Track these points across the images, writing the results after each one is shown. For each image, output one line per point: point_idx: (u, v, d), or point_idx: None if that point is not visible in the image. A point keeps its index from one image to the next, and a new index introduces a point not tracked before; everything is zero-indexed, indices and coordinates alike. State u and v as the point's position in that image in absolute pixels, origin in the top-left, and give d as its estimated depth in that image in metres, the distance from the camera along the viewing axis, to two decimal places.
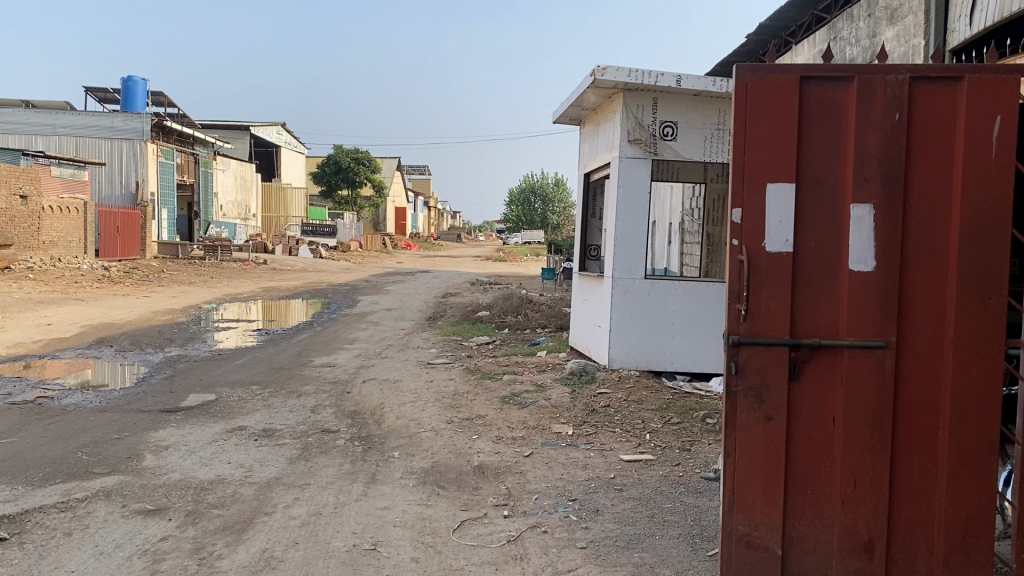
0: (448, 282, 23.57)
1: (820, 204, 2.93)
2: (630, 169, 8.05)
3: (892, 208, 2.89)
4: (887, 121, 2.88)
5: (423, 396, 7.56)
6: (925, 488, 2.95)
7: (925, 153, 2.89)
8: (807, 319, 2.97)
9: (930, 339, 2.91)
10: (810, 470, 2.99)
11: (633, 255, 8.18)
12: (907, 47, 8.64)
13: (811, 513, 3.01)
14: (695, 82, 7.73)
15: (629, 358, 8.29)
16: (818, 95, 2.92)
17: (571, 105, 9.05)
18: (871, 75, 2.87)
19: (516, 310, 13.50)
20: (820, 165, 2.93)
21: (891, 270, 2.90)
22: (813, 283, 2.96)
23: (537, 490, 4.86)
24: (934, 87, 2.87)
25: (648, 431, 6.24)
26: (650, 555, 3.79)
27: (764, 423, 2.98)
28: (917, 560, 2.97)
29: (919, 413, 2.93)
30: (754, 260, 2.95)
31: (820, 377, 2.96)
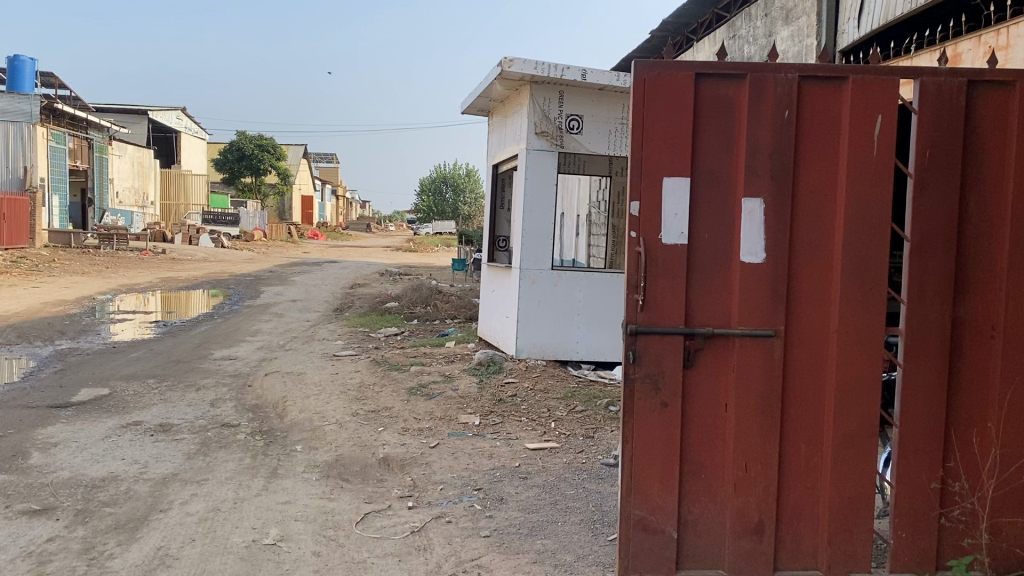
0: (356, 272, 23.16)
1: (713, 197, 3.02)
2: (537, 161, 8.12)
3: (780, 203, 3.00)
4: (777, 118, 2.98)
5: (328, 389, 7.48)
6: (812, 471, 3.09)
7: (813, 150, 3.01)
8: (701, 308, 3.06)
9: (816, 329, 3.05)
10: (704, 454, 3.09)
11: (541, 246, 8.25)
12: (800, 46, 8.98)
13: (704, 497, 3.11)
14: (599, 77, 7.89)
15: (536, 348, 8.36)
16: (712, 92, 3.01)
17: (479, 96, 9.07)
18: (762, 74, 2.97)
19: (425, 302, 13.48)
20: (713, 162, 3.02)
21: (780, 262, 3.01)
22: (707, 274, 3.05)
23: (443, 480, 4.87)
24: (821, 87, 3.00)
25: (553, 420, 6.33)
26: (552, 542, 3.84)
27: (659, 409, 3.05)
28: (803, 539, 3.12)
29: (806, 398, 3.07)
30: (652, 252, 3.02)
31: (712, 365, 3.06)
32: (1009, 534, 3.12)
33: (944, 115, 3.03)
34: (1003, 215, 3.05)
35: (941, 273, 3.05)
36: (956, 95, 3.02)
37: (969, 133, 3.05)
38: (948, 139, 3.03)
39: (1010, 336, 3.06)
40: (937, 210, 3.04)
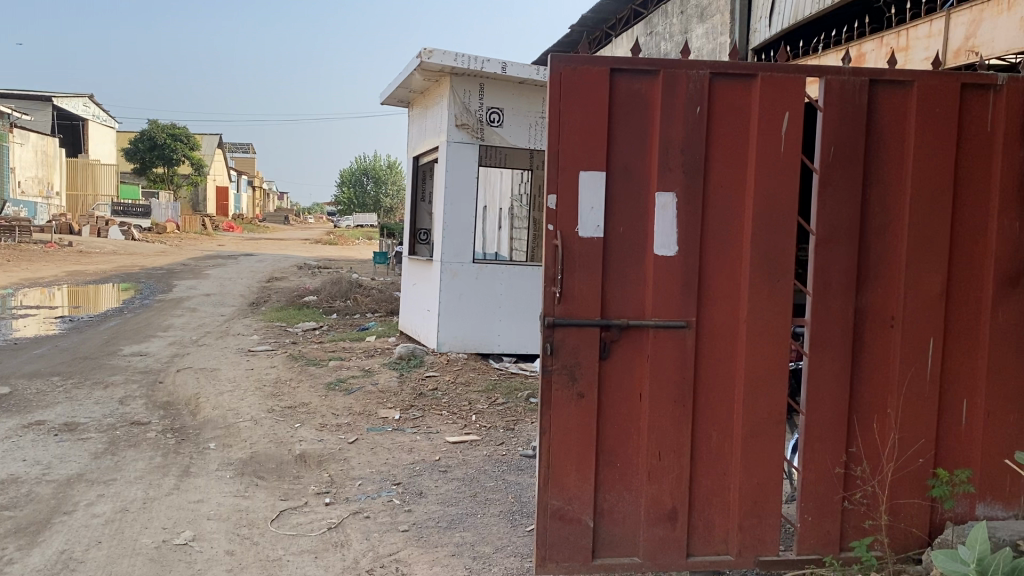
0: (273, 266, 22.70)
1: (628, 190, 3.06)
2: (457, 153, 8.09)
3: (692, 196, 3.06)
4: (689, 113, 3.04)
5: (243, 385, 7.32)
6: (723, 458, 3.18)
7: (724, 145, 3.09)
8: (616, 300, 3.09)
9: (727, 320, 3.13)
10: (620, 444, 3.14)
11: (462, 239, 8.22)
12: (714, 44, 9.16)
13: (620, 485, 3.15)
14: (519, 70, 7.92)
15: (457, 342, 8.33)
16: (626, 86, 3.04)
17: (399, 87, 8.99)
18: (674, 70, 3.03)
19: (344, 295, 13.32)
20: (628, 156, 3.06)
21: (692, 254, 3.08)
22: (622, 266, 3.08)
23: (361, 475, 4.82)
24: (731, 83, 3.07)
25: (474, 412, 6.34)
26: (471, 534, 3.85)
27: (576, 400, 3.07)
28: (714, 525, 3.20)
29: (717, 386, 3.15)
30: (568, 245, 3.03)
31: (628, 355, 3.10)
32: (905, 514, 3.28)
33: (848, 112, 3.14)
34: (902, 211, 3.19)
35: (844, 265, 3.16)
36: (859, 93, 3.13)
37: (872, 131, 3.17)
38: (852, 136, 3.14)
39: (908, 326, 3.21)
40: (841, 204, 3.15)
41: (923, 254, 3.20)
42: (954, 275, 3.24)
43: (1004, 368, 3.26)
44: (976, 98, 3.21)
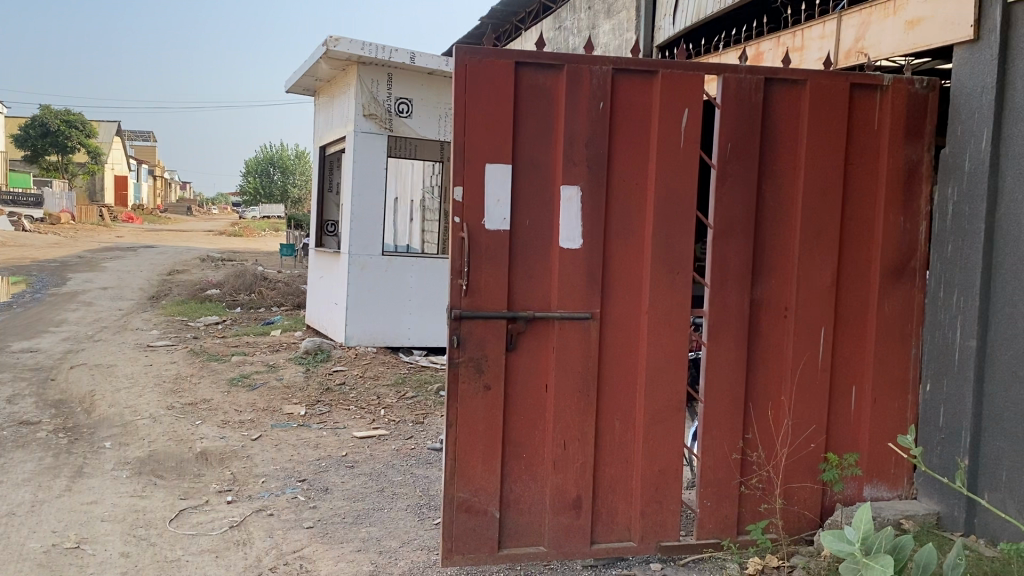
0: (175, 258, 21.97)
1: (533, 183, 3.08)
2: (365, 144, 7.98)
3: (596, 190, 3.11)
4: (593, 109, 3.08)
5: (141, 381, 7.07)
6: (626, 447, 3.24)
7: (626, 140, 3.14)
8: (522, 292, 3.11)
9: (628, 311, 3.20)
10: (526, 435, 3.16)
11: (370, 231, 8.10)
12: (620, 40, 9.27)
13: (526, 476, 3.18)
14: (428, 60, 7.87)
15: (366, 335, 8.23)
16: (530, 80, 3.05)
17: (304, 75, 8.82)
18: (578, 65, 3.06)
19: (249, 288, 13.01)
20: (532, 149, 3.07)
21: (596, 247, 3.12)
22: (528, 258, 3.10)
23: (265, 472, 4.73)
24: (632, 79, 3.13)
25: (383, 406, 6.29)
26: (377, 529, 3.83)
27: (482, 392, 3.07)
28: (617, 511, 3.27)
29: (620, 376, 3.21)
30: (474, 237, 3.03)
31: (533, 347, 3.13)
32: (799, 498, 3.41)
33: (745, 109, 3.23)
34: (795, 206, 3.32)
35: (741, 258, 3.26)
36: (754, 91, 3.23)
37: (767, 128, 3.28)
38: (749, 133, 3.24)
39: (801, 316, 3.34)
40: (738, 199, 3.25)
41: (815, 247, 3.33)
42: (843, 268, 3.39)
43: (889, 356, 3.44)
44: (864, 98, 3.36)
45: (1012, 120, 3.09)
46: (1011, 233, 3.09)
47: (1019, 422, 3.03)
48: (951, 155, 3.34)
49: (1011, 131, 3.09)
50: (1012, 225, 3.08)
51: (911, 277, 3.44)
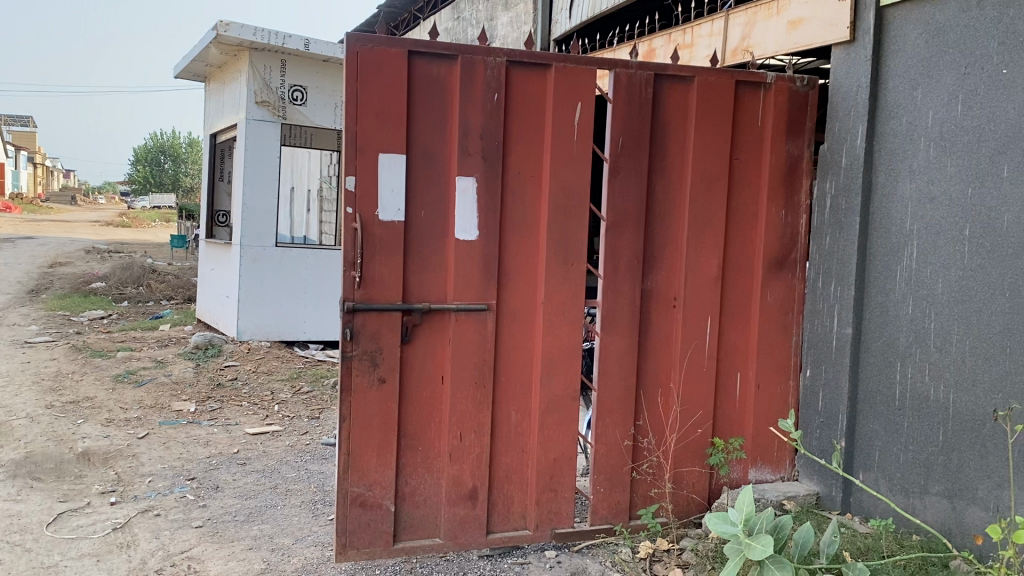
0: (56, 251, 20.89)
1: (428, 174, 3.06)
2: (258, 132, 7.78)
3: (491, 181, 3.11)
4: (487, 100, 3.08)
5: (17, 379, 6.71)
6: (521, 437, 3.27)
7: (520, 132, 3.16)
8: (417, 284, 3.09)
9: (523, 302, 3.23)
10: (421, 427, 3.14)
11: (263, 222, 7.90)
12: (518, 33, 9.27)
13: (421, 468, 3.16)
14: (323, 48, 7.72)
15: (259, 329, 8.02)
16: (423, 70, 3.02)
17: (193, 61, 8.53)
18: (472, 56, 3.04)
19: (137, 282, 12.50)
20: (427, 139, 3.05)
21: (491, 239, 3.13)
22: (423, 249, 3.08)
23: (151, 472, 4.56)
24: (526, 72, 3.14)
25: (277, 402, 6.16)
26: (270, 527, 3.75)
27: (377, 385, 3.03)
28: (513, 501, 3.30)
29: (515, 366, 3.24)
30: (368, 228, 2.97)
31: (428, 338, 3.11)
32: (688, 482, 3.51)
33: (636, 104, 3.29)
34: (684, 199, 3.41)
35: (633, 249, 3.33)
36: (645, 86, 3.29)
37: (658, 122, 3.35)
38: (640, 127, 3.30)
39: (690, 306, 3.44)
40: (630, 191, 3.31)
41: (704, 239, 3.44)
42: (729, 259, 3.52)
43: (772, 344, 3.59)
44: (749, 95, 3.48)
45: (886, 117, 3.25)
46: (883, 225, 3.26)
47: (890, 403, 3.20)
48: (829, 151, 3.50)
49: (884, 128, 3.26)
50: (885, 218, 3.25)
51: (792, 268, 3.60)
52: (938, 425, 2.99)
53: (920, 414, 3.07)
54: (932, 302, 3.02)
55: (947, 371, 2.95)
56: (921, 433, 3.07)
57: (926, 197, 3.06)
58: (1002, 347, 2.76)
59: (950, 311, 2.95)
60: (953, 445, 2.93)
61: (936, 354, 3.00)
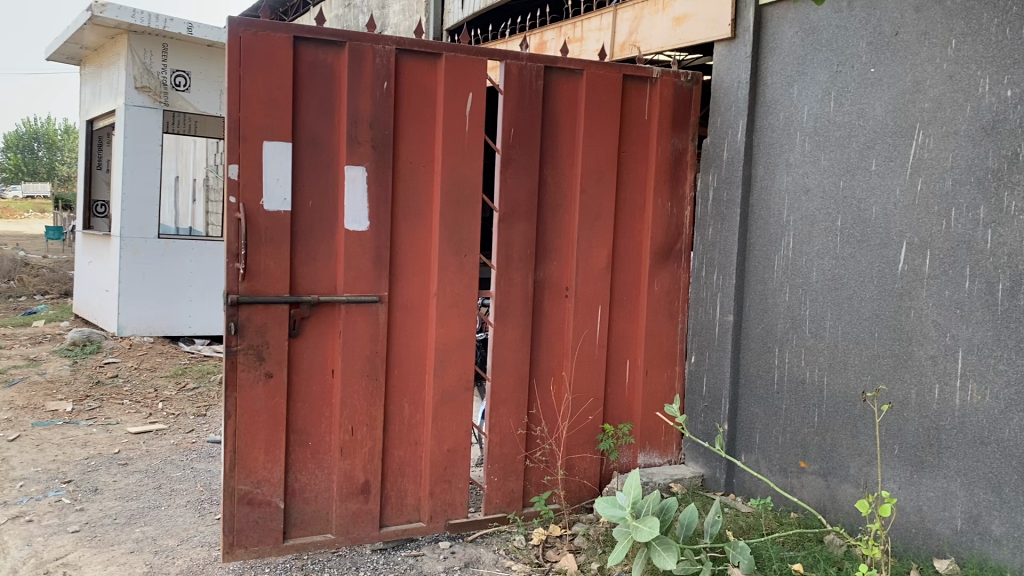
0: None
1: (315, 164, 2.99)
2: (138, 119, 7.45)
3: (381, 171, 3.07)
4: (376, 89, 3.04)
5: None
6: (414, 429, 3.26)
7: (411, 122, 3.13)
8: (306, 276, 3.02)
9: (415, 294, 3.21)
10: (312, 422, 3.08)
11: (145, 213, 7.58)
12: (411, 21, 9.15)
13: (312, 464, 3.10)
14: (207, 32, 7.44)
15: (142, 324, 7.70)
16: (310, 56, 2.94)
17: (67, 43, 8.11)
18: (361, 43, 2.99)
19: (8, 276, 11.80)
20: (314, 127, 2.98)
21: (382, 229, 3.09)
22: (311, 240, 3.02)
23: (23, 476, 4.32)
24: (416, 61, 3.12)
25: (161, 399, 5.93)
26: (153, 528, 3.61)
27: (264, 380, 2.96)
28: (407, 493, 3.28)
29: (407, 358, 3.22)
30: (253, 218, 2.89)
31: (318, 331, 3.05)
32: (579, 469, 3.57)
33: (526, 96, 3.30)
34: (574, 190, 3.45)
35: (524, 240, 3.35)
36: (535, 78, 3.30)
37: (548, 114, 3.38)
38: (531, 119, 3.31)
39: (580, 296, 3.49)
40: (521, 182, 3.32)
41: (594, 230, 3.49)
42: (618, 250, 3.59)
43: (659, 333, 3.69)
44: (636, 89, 3.56)
45: (765, 112, 3.38)
46: (762, 217, 3.39)
47: (769, 387, 3.34)
48: (712, 145, 3.61)
49: (763, 123, 3.39)
50: (763, 209, 3.38)
51: (678, 259, 3.70)
52: (813, 407, 3.13)
53: (796, 397, 3.21)
54: (807, 290, 3.16)
55: (821, 355, 3.10)
56: (798, 415, 3.21)
57: (801, 189, 3.20)
58: (871, 331, 2.91)
59: (824, 298, 3.09)
60: (827, 426, 3.07)
61: (811, 339, 3.15)
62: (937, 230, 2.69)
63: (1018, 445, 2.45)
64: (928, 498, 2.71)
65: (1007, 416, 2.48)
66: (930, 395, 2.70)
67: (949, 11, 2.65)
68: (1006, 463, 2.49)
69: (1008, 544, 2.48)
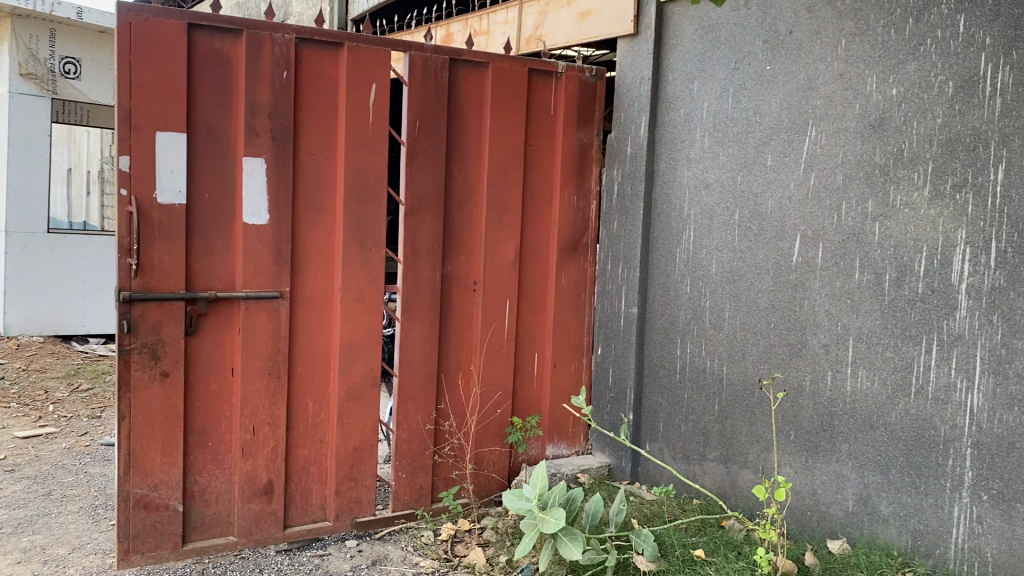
0: None
1: (212, 155, 2.89)
2: (25, 107, 7.05)
3: (281, 164, 3.00)
4: (276, 78, 2.96)
5: None
6: (319, 427, 3.20)
7: (312, 113, 3.07)
8: (203, 271, 2.92)
9: (318, 289, 3.15)
10: (211, 422, 2.99)
11: (33, 206, 7.18)
12: (315, 11, 8.95)
13: (212, 465, 3.01)
14: (97, 18, 7.17)
15: (31, 323, 7.30)
16: (205, 44, 2.84)
17: None
18: (259, 31, 2.91)
19: None
20: (210, 117, 2.88)
21: (283, 223, 3.02)
22: (209, 234, 2.92)
23: None
24: (317, 51, 3.05)
25: (51, 401, 5.66)
26: (42, 537, 3.44)
27: (159, 379, 2.85)
28: (312, 492, 3.22)
29: (311, 354, 3.15)
30: (145, 211, 2.77)
31: (216, 328, 2.96)
32: (488, 463, 3.57)
33: (431, 88, 3.26)
34: (481, 183, 3.44)
35: (431, 234, 3.32)
36: (440, 70, 3.27)
37: (453, 107, 3.35)
38: (436, 111, 3.28)
39: (487, 290, 3.49)
40: (427, 175, 3.28)
41: (501, 224, 3.50)
42: (525, 244, 3.61)
43: (566, 325, 3.73)
44: (541, 83, 3.57)
45: (666, 108, 3.44)
46: (665, 210, 3.45)
47: (672, 377, 3.41)
48: (616, 139, 3.65)
49: (664, 118, 3.45)
50: (665, 204, 3.44)
51: (584, 252, 3.75)
52: (714, 396, 3.22)
53: (698, 386, 3.29)
54: (707, 283, 3.24)
55: (721, 345, 3.18)
56: (699, 404, 3.28)
57: (701, 184, 3.27)
58: (767, 321, 3.00)
59: (723, 290, 3.17)
60: (727, 414, 3.16)
61: (712, 330, 3.22)
62: (828, 223, 2.79)
63: (903, 429, 2.58)
64: (821, 481, 2.82)
65: (894, 400, 2.60)
66: (823, 381, 2.81)
67: (839, 12, 2.75)
68: (893, 446, 2.60)
69: (895, 523, 2.60)
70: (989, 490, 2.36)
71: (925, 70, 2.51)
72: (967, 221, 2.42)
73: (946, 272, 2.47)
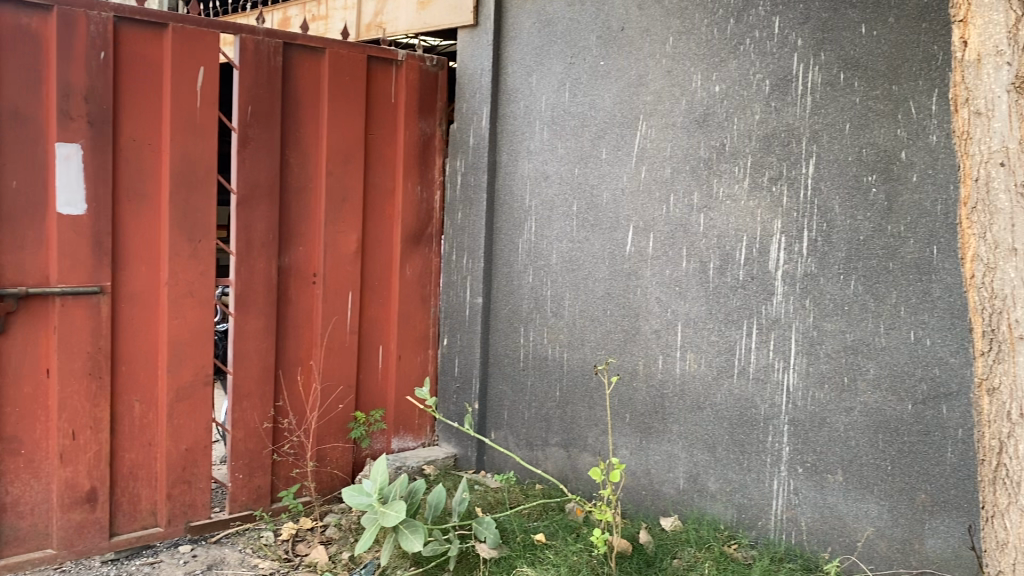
0: None
1: (19, 140, 2.67)
2: None
3: (100, 150, 2.81)
4: (92, 59, 2.77)
5: None
6: (146, 429, 3.03)
7: (134, 97, 2.89)
8: (11, 266, 2.70)
9: (143, 283, 2.98)
10: (24, 427, 2.77)
11: None
12: None
13: (26, 474, 2.79)
14: None
15: None
16: (9, 19, 2.62)
17: None
18: (71, 8, 2.71)
19: None
20: (16, 99, 2.66)
21: (102, 214, 2.84)
22: (17, 225, 2.70)
23: None
24: (138, 31, 2.88)
25: None
26: None
27: None
28: (141, 498, 3.05)
29: (137, 352, 2.98)
30: None
31: (28, 327, 2.74)
32: (331, 459, 3.50)
33: (264, 73, 3.14)
34: (319, 173, 3.35)
35: (267, 225, 3.20)
36: (273, 55, 3.16)
37: (288, 94, 3.24)
38: (270, 98, 3.16)
39: (327, 282, 3.41)
40: (261, 164, 3.16)
41: (340, 215, 3.43)
42: (366, 235, 3.54)
43: (409, 317, 3.71)
44: (380, 71, 3.52)
45: (506, 100, 3.47)
46: (506, 201, 3.49)
47: (515, 365, 3.46)
48: (457, 130, 3.65)
49: (504, 111, 3.48)
50: (506, 194, 3.48)
51: (428, 243, 3.75)
52: (555, 382, 3.28)
53: (540, 374, 3.35)
54: (548, 272, 3.30)
55: (562, 333, 3.25)
56: (541, 391, 3.35)
57: (541, 175, 3.32)
58: (603, 309, 3.09)
59: (562, 279, 3.24)
60: (568, 400, 3.24)
61: (552, 318, 3.29)
62: (658, 214, 2.90)
63: (728, 409, 2.72)
64: (655, 461, 2.93)
65: (719, 381, 2.74)
66: (655, 365, 2.92)
67: (667, 11, 2.85)
68: (719, 425, 2.75)
69: (722, 498, 2.75)
70: (804, 463, 2.54)
71: (744, 68, 2.65)
72: (782, 212, 2.58)
73: (764, 260, 2.62)
